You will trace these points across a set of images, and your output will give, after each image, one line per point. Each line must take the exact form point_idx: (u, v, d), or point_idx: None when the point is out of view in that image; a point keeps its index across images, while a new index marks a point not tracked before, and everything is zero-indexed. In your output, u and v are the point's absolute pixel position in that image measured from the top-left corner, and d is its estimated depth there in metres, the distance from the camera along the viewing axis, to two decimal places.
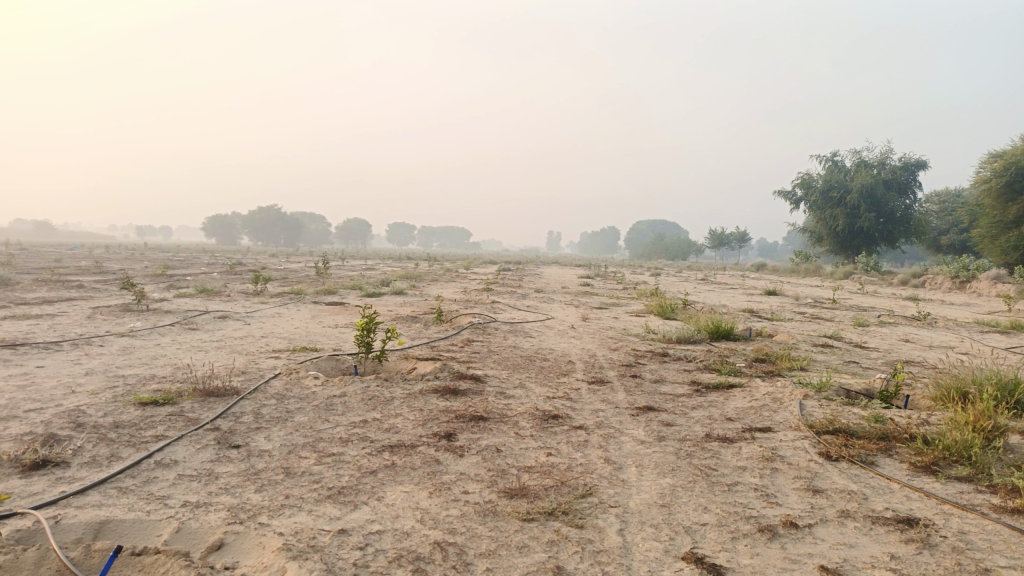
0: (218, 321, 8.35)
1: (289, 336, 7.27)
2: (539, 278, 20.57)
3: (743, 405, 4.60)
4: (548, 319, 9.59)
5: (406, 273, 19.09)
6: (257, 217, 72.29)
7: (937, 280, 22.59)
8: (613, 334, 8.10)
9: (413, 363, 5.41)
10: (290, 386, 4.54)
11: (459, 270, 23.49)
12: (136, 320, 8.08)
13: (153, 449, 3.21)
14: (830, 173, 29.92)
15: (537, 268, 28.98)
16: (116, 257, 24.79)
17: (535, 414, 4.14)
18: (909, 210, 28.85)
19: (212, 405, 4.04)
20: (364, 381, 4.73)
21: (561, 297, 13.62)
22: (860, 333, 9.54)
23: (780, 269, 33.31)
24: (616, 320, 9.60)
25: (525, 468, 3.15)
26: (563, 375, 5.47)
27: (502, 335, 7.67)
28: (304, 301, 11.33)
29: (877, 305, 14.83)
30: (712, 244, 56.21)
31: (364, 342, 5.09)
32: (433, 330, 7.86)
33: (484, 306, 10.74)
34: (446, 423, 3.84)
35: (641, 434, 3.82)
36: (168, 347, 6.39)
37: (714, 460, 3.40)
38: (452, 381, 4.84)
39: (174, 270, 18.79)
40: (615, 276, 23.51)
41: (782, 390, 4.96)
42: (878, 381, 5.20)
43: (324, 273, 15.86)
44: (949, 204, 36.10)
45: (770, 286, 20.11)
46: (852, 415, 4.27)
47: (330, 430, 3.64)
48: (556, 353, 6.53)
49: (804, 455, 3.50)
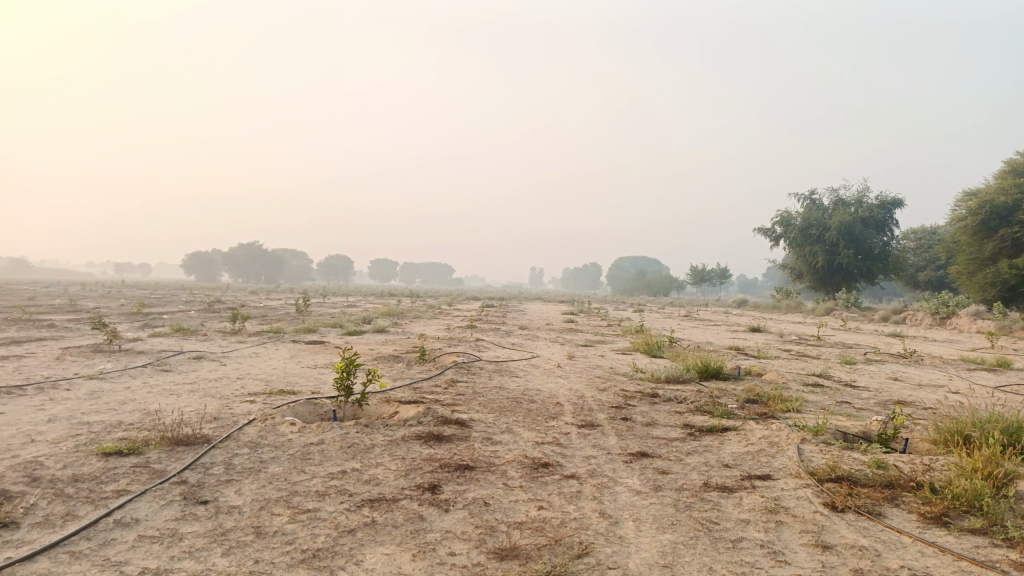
0: (192, 363, 8.06)
1: (267, 377, 7.01)
2: (522, 315, 20.41)
3: (739, 450, 4.43)
4: (534, 358, 9.40)
5: (389, 311, 18.82)
6: (237, 254, 71.82)
7: (917, 316, 22.70)
8: (601, 373, 7.91)
9: (395, 406, 5.19)
10: (265, 433, 4.30)
11: (441, 307, 23.28)
12: (106, 362, 7.78)
13: (113, 506, 2.97)
14: (809, 210, 30.24)
15: (520, 305, 28.84)
16: (92, 295, 24.45)
17: (523, 462, 3.94)
18: (886, 247, 29.16)
19: (181, 455, 3.81)
20: (344, 427, 4.50)
21: (545, 334, 13.43)
22: (848, 372, 9.43)
23: (762, 305, 33.44)
24: (603, 359, 9.43)
25: (516, 524, 2.94)
26: (551, 418, 5.27)
27: (487, 375, 7.46)
28: (283, 340, 11.04)
29: (862, 342, 14.79)
30: (694, 280, 56.48)
31: (344, 385, 4.87)
32: (416, 371, 7.63)
33: (468, 344, 10.52)
34: (430, 473, 3.62)
35: (636, 484, 3.62)
36: (138, 390, 6.10)
37: (715, 512, 3.21)
38: (436, 426, 4.63)
39: (150, 308, 18.40)
40: (598, 313, 23.40)
41: (778, 433, 4.79)
42: (876, 424, 5.05)
43: (305, 311, 15.55)
44: (925, 240, 36.58)
45: (754, 323, 20.06)
46: (853, 460, 4.11)
47: (307, 483, 3.42)
48: (543, 395, 6.33)
49: (808, 506, 3.32)
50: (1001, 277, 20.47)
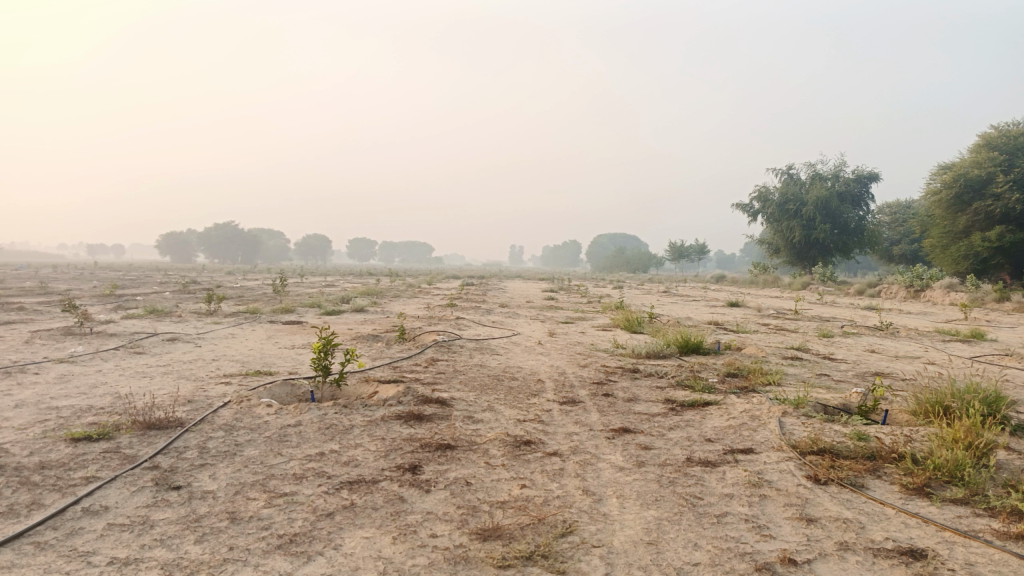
0: (166, 345, 7.90)
1: (243, 359, 6.88)
2: (502, 292, 20.36)
3: (721, 424, 4.42)
4: (514, 335, 9.34)
5: (367, 290, 18.66)
6: (212, 234, 70.84)
7: (892, 289, 22.97)
8: (582, 350, 7.89)
9: (374, 386, 5.11)
10: (241, 415, 4.20)
11: (421, 286, 23.16)
12: (77, 345, 7.60)
13: (81, 493, 2.87)
14: (787, 186, 30.38)
15: (499, 282, 28.78)
16: (63, 278, 24.01)
17: (505, 440, 3.89)
18: (862, 221, 29.40)
19: (153, 440, 3.70)
20: (322, 407, 4.41)
21: (526, 312, 13.39)
22: (826, 345, 9.49)
23: (740, 280, 33.68)
24: (583, 335, 9.40)
25: (498, 504, 2.89)
26: (532, 396, 5.22)
27: (468, 353, 7.39)
28: (260, 321, 10.88)
29: (839, 316, 14.93)
30: (673, 256, 56.73)
31: (322, 365, 4.78)
32: (395, 350, 7.54)
33: (448, 323, 10.43)
34: (410, 454, 3.55)
35: (619, 460, 3.59)
36: (110, 374, 5.96)
37: (699, 487, 3.18)
38: (416, 405, 4.55)
39: (124, 290, 18.08)
40: (578, 289, 23.40)
41: (760, 407, 4.79)
42: (856, 396, 5.06)
43: (282, 291, 15.30)
44: (900, 214, 36.97)
45: (733, 298, 20.17)
46: (835, 432, 4.11)
47: (283, 466, 3.34)
48: (524, 372, 6.29)
49: (792, 479, 3.30)
50: (974, 250, 20.74)
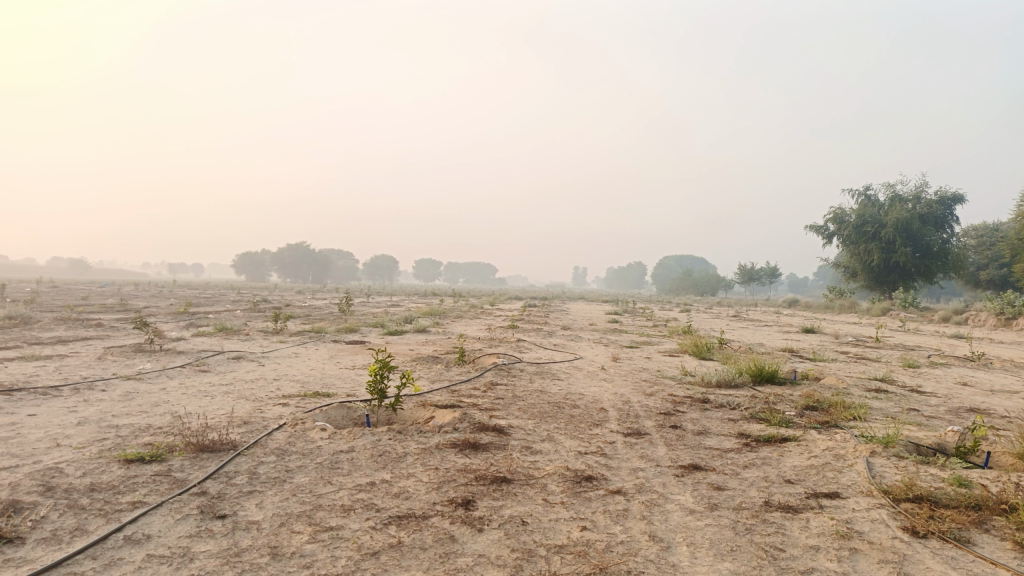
0: (231, 363, 7.97)
1: (303, 379, 6.85)
2: (566, 315, 20.08)
3: (801, 464, 4.07)
4: (577, 360, 9.09)
5: (431, 311, 18.70)
6: (285, 254, 72.89)
7: (981, 317, 21.64)
8: (647, 377, 7.57)
9: (431, 411, 4.96)
10: (293, 439, 4.10)
11: (484, 307, 23.09)
12: (146, 362, 7.74)
13: (125, 520, 2.78)
14: (864, 207, 29.16)
15: (563, 305, 28.50)
16: (142, 296, 25.06)
17: (565, 475, 3.65)
18: (946, 245, 27.93)
19: (204, 463, 3.62)
20: (376, 433, 4.27)
21: (589, 335, 13.08)
22: (912, 376, 8.87)
23: (814, 305, 32.42)
24: (649, 361, 9.06)
25: (556, 548, 2.66)
26: (595, 425, 4.97)
27: (529, 378, 7.18)
28: (324, 340, 10.94)
29: (923, 344, 14.06)
30: (742, 279, 55.30)
31: (378, 389, 4.65)
32: (455, 373, 7.39)
33: (510, 345, 10.25)
34: (464, 487, 3.36)
35: (689, 501, 3.30)
36: (172, 392, 5.99)
37: (779, 537, 2.87)
38: (473, 433, 4.36)
39: (197, 308, 18.65)
40: (644, 312, 22.90)
41: (844, 445, 4.41)
42: (952, 435, 4.62)
43: (348, 310, 15.43)
44: (987, 237, 35.03)
45: (806, 323, 19.37)
46: (931, 478, 3.72)
47: (332, 496, 3.19)
48: (586, 399, 6.03)
49: (886, 531, 2.96)
50: None
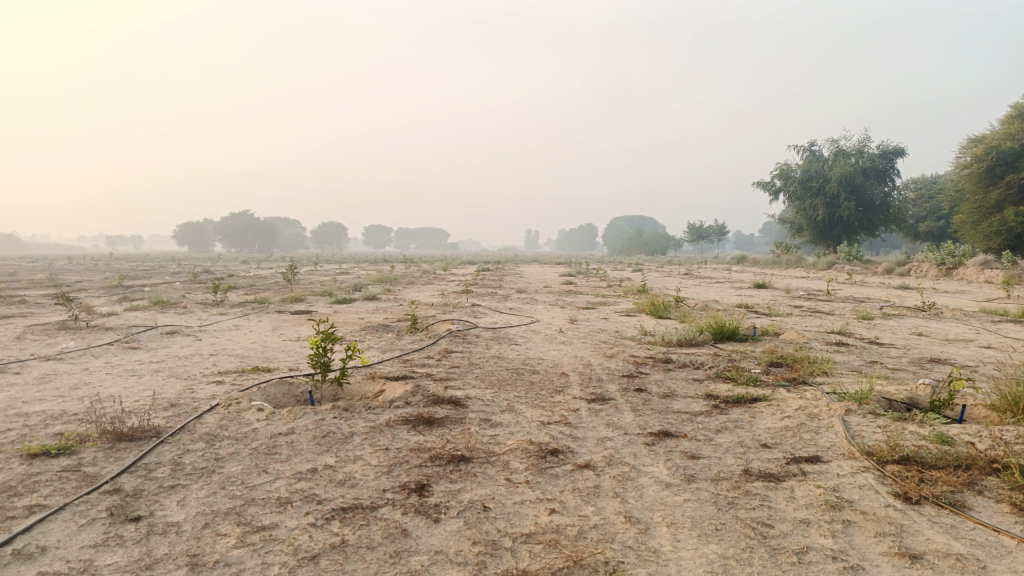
0: (164, 338, 7.41)
1: (242, 353, 6.38)
2: (519, 277, 19.76)
3: (775, 425, 3.86)
4: (533, 323, 8.79)
5: (381, 277, 18.16)
6: (230, 224, 70.58)
7: (923, 267, 22.10)
8: (607, 338, 7.32)
9: (380, 384, 4.59)
10: (226, 421, 3.69)
11: (437, 272, 22.59)
12: (69, 340, 7.14)
13: (17, 529, 2.36)
14: (809, 162, 29.37)
15: (516, 267, 28.20)
16: (74, 270, 23.84)
17: (528, 450, 3.34)
18: (888, 198, 28.43)
19: (122, 454, 3.19)
20: (319, 411, 3.88)
21: (544, 297, 12.79)
22: (868, 328, 8.84)
23: (762, 260, 32.83)
24: (607, 322, 8.82)
25: (523, 538, 2.35)
26: (557, 392, 4.68)
27: (484, 344, 6.85)
28: (268, 311, 10.39)
29: (873, 296, 14.18)
30: (691, 238, 55.78)
31: (320, 362, 4.24)
32: (407, 341, 7.01)
33: (463, 310, 9.89)
34: (417, 469, 3.02)
35: (664, 474, 3.03)
36: (96, 373, 5.46)
37: (765, 511, 2.62)
38: (426, 407, 4.02)
39: (132, 281, 17.71)
40: (598, 273, 22.75)
41: (817, 404, 4.20)
42: (924, 389, 4.47)
43: (293, 280, 14.75)
44: (927, 189, 35.86)
45: (758, 279, 19.46)
46: (912, 436, 3.54)
47: (268, 487, 2.82)
48: (545, 364, 5.74)
49: (877, 499, 2.74)
50: (1006, 225, 19.81)
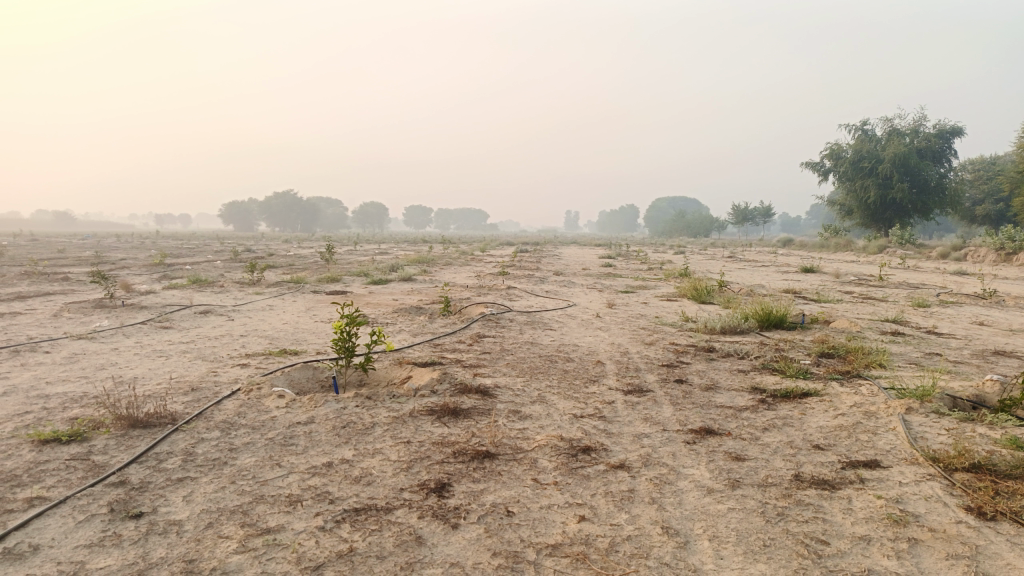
0: (196, 318, 7.36)
1: (271, 335, 6.27)
2: (557, 259, 19.47)
3: (828, 424, 3.57)
4: (570, 307, 8.55)
5: (419, 258, 18.08)
6: (273, 203, 71.50)
7: (980, 253, 21.14)
8: (646, 324, 7.03)
9: (407, 370, 4.41)
10: (244, 408, 3.54)
11: (475, 253, 22.44)
12: (103, 318, 7.14)
13: (12, 525, 2.23)
14: (860, 142, 28.28)
15: (555, 249, 27.85)
16: (120, 247, 24.36)
17: (559, 446, 3.12)
18: (943, 179, 27.27)
19: (135, 442, 3.06)
20: (341, 399, 3.71)
21: (582, 280, 12.49)
22: (924, 317, 8.37)
23: (809, 243, 31.93)
24: (646, 306, 8.53)
25: (548, 550, 2.13)
26: (592, 382, 4.44)
27: (519, 328, 6.64)
28: (303, 291, 10.33)
29: (927, 282, 13.54)
30: (735, 220, 54.61)
31: (344, 347, 4.06)
32: (439, 325, 6.83)
33: (499, 293, 9.70)
34: (439, 466, 2.82)
35: (705, 478, 2.78)
36: (125, 353, 5.40)
37: (819, 525, 2.35)
38: (453, 396, 3.82)
39: (175, 259, 17.95)
40: (638, 255, 22.31)
41: (873, 401, 3.89)
42: (992, 385, 4.11)
43: (330, 259, 14.75)
44: (985, 171, 34.39)
45: (805, 263, 18.84)
46: (982, 439, 3.22)
47: (280, 483, 2.65)
48: (581, 351, 5.50)
49: (946, 514, 2.45)
50: None
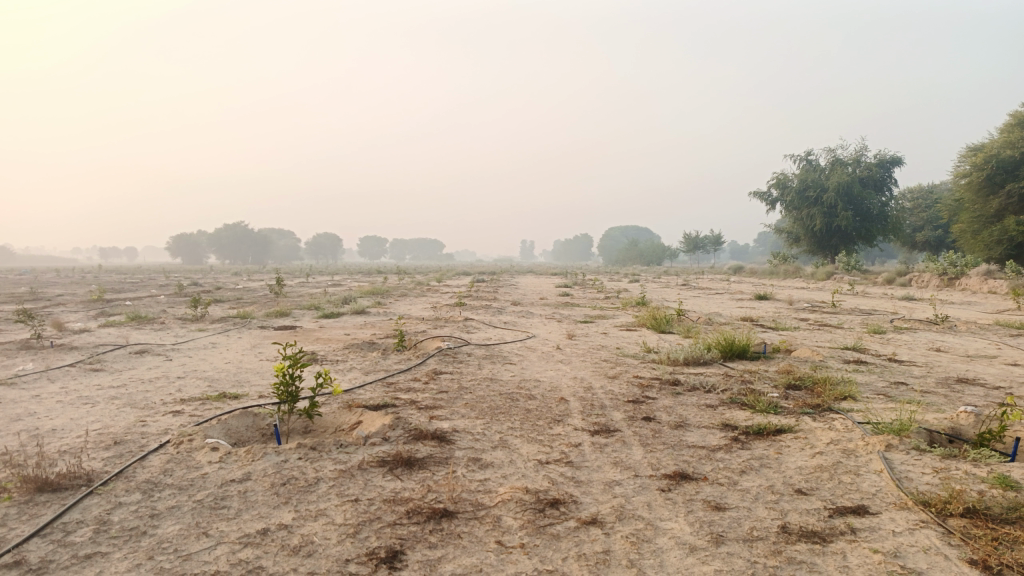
0: (130, 359, 6.86)
1: (211, 377, 5.85)
2: (514, 289, 19.28)
3: (807, 465, 3.37)
4: (529, 339, 8.29)
5: (372, 289, 17.64)
6: (222, 234, 70.01)
7: (924, 278, 21.64)
8: (607, 357, 6.81)
9: (357, 415, 4.08)
10: (173, 465, 3.17)
11: (430, 284, 22.08)
12: (26, 361, 6.59)
13: None
14: (806, 172, 28.94)
15: (510, 279, 27.65)
16: (57, 282, 23.37)
17: (525, 499, 2.84)
18: (885, 207, 28.05)
19: (40, 510, 2.67)
20: (282, 450, 3.37)
21: (540, 310, 12.28)
22: (882, 344, 8.35)
23: (760, 270, 32.43)
24: (606, 337, 8.34)
25: None
26: (556, 422, 4.18)
27: (477, 363, 6.36)
28: (250, 327, 9.86)
29: (879, 307, 13.72)
30: (687, 249, 55.41)
31: (286, 391, 3.71)
32: (393, 361, 6.49)
33: (456, 325, 9.40)
34: (391, 530, 2.51)
35: (686, 533, 2.53)
36: (45, 401, 4.92)
37: None
38: (406, 444, 3.51)
39: (114, 295, 17.14)
40: (594, 284, 22.27)
41: (850, 438, 3.71)
42: (966, 417, 3.98)
43: (279, 290, 14.27)
44: (924, 198, 35.58)
45: (759, 289, 19.02)
46: (968, 478, 3.05)
47: (207, 558, 2.30)
48: (542, 387, 5.24)
49: (948, 569, 2.25)
50: (1007, 234, 19.40)
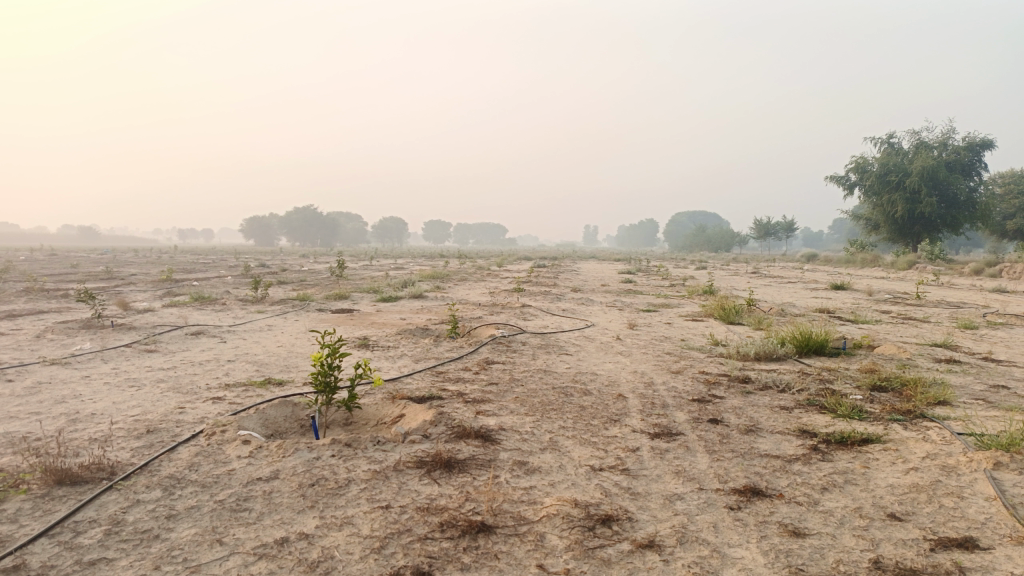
0: (185, 341, 6.82)
1: (260, 361, 5.72)
2: (576, 275, 18.86)
3: (902, 483, 2.93)
4: (589, 327, 7.92)
5: (433, 273, 17.50)
6: (292, 217, 71.71)
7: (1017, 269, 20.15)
8: (671, 349, 6.39)
9: (400, 408, 3.83)
10: (200, 460, 2.98)
11: (491, 268, 21.91)
12: (84, 341, 6.63)
13: None
14: (887, 155, 27.38)
15: (572, 264, 27.20)
16: (132, 263, 24.18)
17: (574, 514, 2.52)
18: (973, 193, 26.34)
19: (56, 507, 2.51)
20: (315, 446, 3.15)
21: (601, 297, 11.88)
22: (976, 341, 7.63)
23: (835, 258, 31.04)
24: (670, 328, 7.90)
25: None
26: (613, 422, 3.83)
27: (532, 353, 6.05)
28: (307, 310, 9.80)
29: (968, 300, 12.76)
30: (757, 235, 53.67)
31: (323, 382, 3.49)
32: (445, 349, 6.25)
33: (513, 312, 9.10)
34: (420, 546, 2.24)
35: (758, 565, 2.18)
36: (93, 382, 4.86)
37: None
38: (447, 443, 3.24)
39: (183, 275, 17.53)
40: (659, 270, 21.63)
41: (950, 452, 3.25)
42: None
43: (341, 272, 14.30)
44: (1018, 183, 33.30)
45: (835, 279, 18.07)
46: None
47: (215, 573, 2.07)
48: (600, 382, 4.89)
49: None
50: None
